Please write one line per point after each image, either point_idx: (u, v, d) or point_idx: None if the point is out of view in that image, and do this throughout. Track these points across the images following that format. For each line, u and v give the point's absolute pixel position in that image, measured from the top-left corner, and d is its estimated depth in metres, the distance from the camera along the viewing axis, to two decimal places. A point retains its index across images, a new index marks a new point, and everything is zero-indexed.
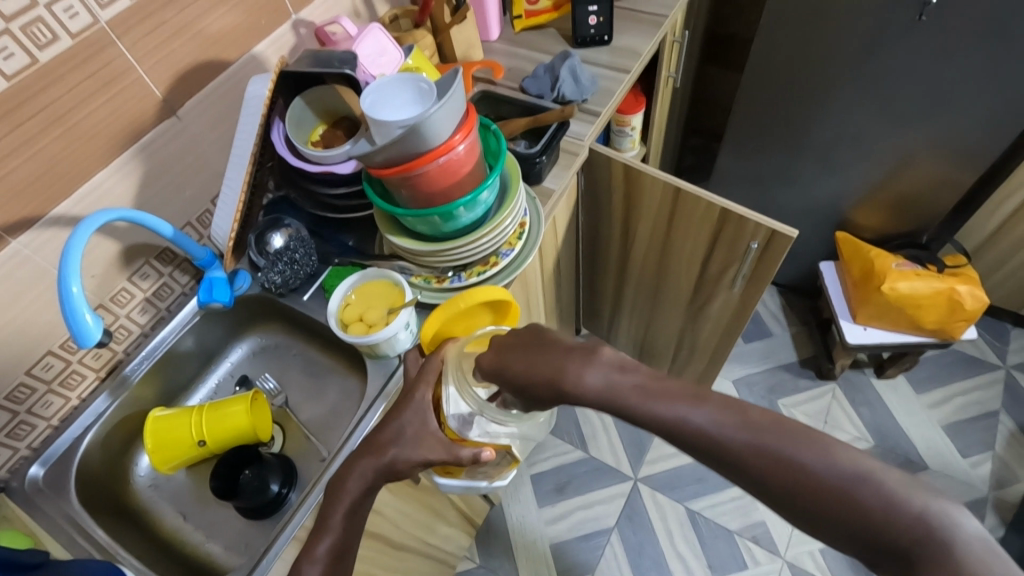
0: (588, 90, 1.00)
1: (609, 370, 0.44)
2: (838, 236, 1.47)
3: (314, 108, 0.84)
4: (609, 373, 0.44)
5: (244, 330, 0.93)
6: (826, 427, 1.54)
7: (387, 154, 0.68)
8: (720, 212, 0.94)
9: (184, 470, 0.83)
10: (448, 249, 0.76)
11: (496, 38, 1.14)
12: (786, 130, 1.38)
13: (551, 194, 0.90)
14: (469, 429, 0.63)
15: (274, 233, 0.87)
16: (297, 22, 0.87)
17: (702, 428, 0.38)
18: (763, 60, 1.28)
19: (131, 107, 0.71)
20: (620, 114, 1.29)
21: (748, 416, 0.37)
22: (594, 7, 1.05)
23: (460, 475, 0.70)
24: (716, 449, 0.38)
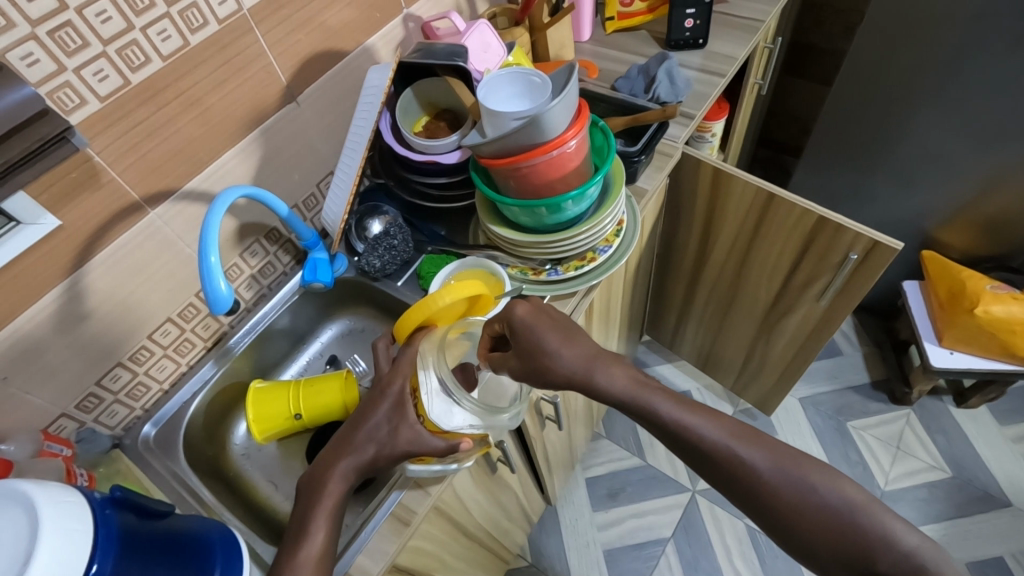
0: (683, 92, 0.99)
1: (627, 373, 0.65)
2: (924, 255, 1.41)
3: (420, 100, 0.87)
4: (626, 376, 0.65)
5: (335, 311, 0.96)
6: (898, 453, 1.48)
7: (500, 144, 0.69)
8: (817, 220, 0.92)
9: (276, 440, 0.87)
10: (549, 241, 0.77)
11: (586, 39, 1.14)
12: (875, 143, 1.33)
13: (645, 193, 0.90)
14: (446, 420, 0.64)
15: (373, 220, 0.90)
16: (408, 16, 0.91)
17: (721, 456, 0.59)
18: (857, 70, 1.25)
19: (258, 91, 0.74)
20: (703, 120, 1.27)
21: (766, 454, 0.59)
22: (691, 10, 1.04)
23: (429, 459, 0.66)
24: (740, 468, 0.59)
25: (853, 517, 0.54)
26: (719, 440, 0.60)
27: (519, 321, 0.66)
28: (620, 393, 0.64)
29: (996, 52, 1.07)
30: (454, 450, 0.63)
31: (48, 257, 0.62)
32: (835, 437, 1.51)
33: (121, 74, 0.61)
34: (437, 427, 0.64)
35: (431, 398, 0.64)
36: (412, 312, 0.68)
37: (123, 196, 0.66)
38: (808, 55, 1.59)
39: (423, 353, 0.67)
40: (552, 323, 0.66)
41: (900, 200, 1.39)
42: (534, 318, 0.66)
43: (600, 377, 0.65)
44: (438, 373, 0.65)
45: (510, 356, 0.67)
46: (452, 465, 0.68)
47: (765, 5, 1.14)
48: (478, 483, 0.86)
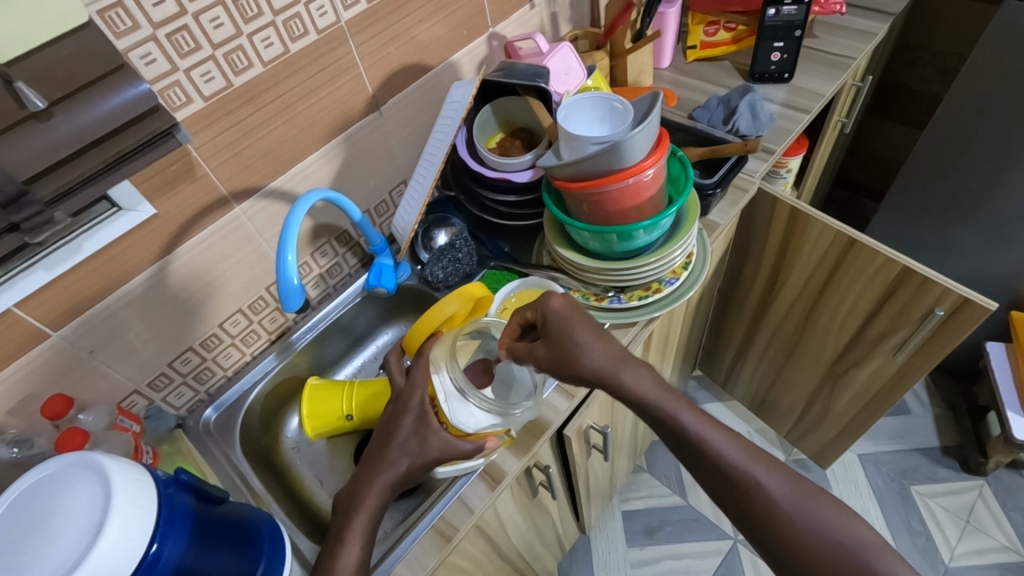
0: (764, 126, 0.96)
1: (656, 378, 0.61)
2: (1012, 317, 1.31)
3: (497, 117, 0.88)
4: (652, 380, 0.60)
5: (393, 317, 0.97)
6: (967, 527, 1.37)
7: (577, 168, 0.68)
8: (900, 270, 0.87)
9: (325, 438, 0.88)
10: (614, 267, 0.76)
11: (666, 66, 1.14)
12: (967, 197, 1.26)
13: (717, 227, 0.88)
14: (467, 421, 0.63)
15: (439, 231, 0.92)
16: (493, 35, 0.92)
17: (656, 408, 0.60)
18: (952, 117, 1.18)
19: (347, 100, 0.77)
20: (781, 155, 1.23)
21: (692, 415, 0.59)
22: (780, 43, 1.02)
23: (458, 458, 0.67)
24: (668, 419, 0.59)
25: (866, 561, 0.51)
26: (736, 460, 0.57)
27: (553, 315, 0.62)
28: (644, 395, 0.60)
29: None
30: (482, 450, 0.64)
31: (140, 242, 0.66)
32: (895, 502, 1.42)
33: (225, 76, 0.64)
34: (463, 432, 0.64)
35: (450, 404, 0.63)
36: (420, 325, 0.73)
37: (214, 190, 0.69)
38: (897, 96, 1.52)
39: (435, 360, 0.65)
40: (587, 322, 0.62)
41: (988, 256, 1.30)
42: (568, 312, 0.62)
43: (629, 378, 0.60)
44: (453, 380, 0.64)
45: (536, 346, 0.62)
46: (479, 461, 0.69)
47: (859, 41, 1.10)
48: (519, 504, 0.84)
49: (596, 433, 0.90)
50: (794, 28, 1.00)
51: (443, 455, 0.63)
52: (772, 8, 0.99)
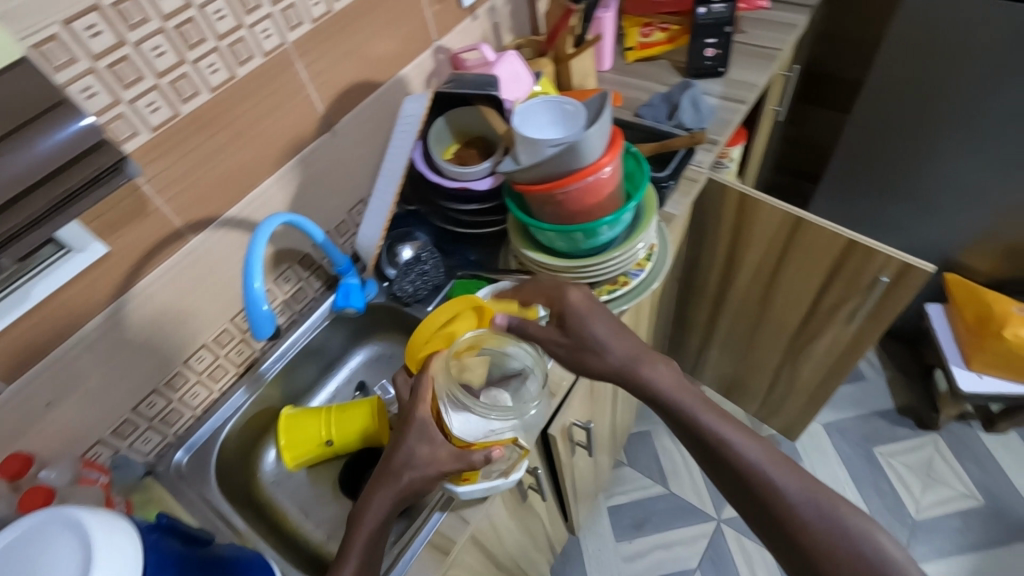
0: (706, 119, 1.01)
1: (675, 376, 0.66)
2: (946, 278, 1.40)
3: (451, 129, 0.89)
4: (672, 377, 0.66)
5: (365, 336, 0.96)
6: (929, 481, 1.46)
7: (537, 171, 0.70)
8: (845, 244, 0.92)
9: (306, 468, 0.86)
10: (581, 265, 0.77)
11: (607, 69, 1.17)
12: (894, 172, 1.35)
13: (673, 218, 0.91)
14: (472, 433, 0.60)
15: (404, 245, 0.90)
16: (438, 48, 0.93)
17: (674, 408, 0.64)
18: (875, 98, 1.26)
19: (299, 122, 0.76)
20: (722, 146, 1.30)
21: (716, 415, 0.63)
22: (713, 39, 1.07)
23: (473, 474, 0.65)
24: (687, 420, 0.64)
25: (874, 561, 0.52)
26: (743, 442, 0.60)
27: (573, 309, 0.69)
28: (665, 391, 0.65)
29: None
30: (488, 461, 0.61)
31: (93, 283, 0.63)
32: (862, 465, 1.49)
33: (171, 105, 0.62)
34: (468, 444, 0.61)
35: (455, 418, 0.61)
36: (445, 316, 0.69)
37: (168, 224, 0.67)
38: (823, 84, 1.62)
39: (436, 376, 0.62)
40: (604, 316, 0.69)
41: (919, 224, 1.40)
42: (587, 307, 0.69)
43: (646, 374, 0.66)
44: (455, 400, 0.61)
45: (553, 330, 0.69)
46: (501, 479, 0.66)
47: (784, 34, 1.17)
48: (511, 510, 0.84)
49: (579, 431, 0.90)
50: (725, 24, 1.05)
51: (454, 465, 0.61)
52: (702, 7, 1.05)
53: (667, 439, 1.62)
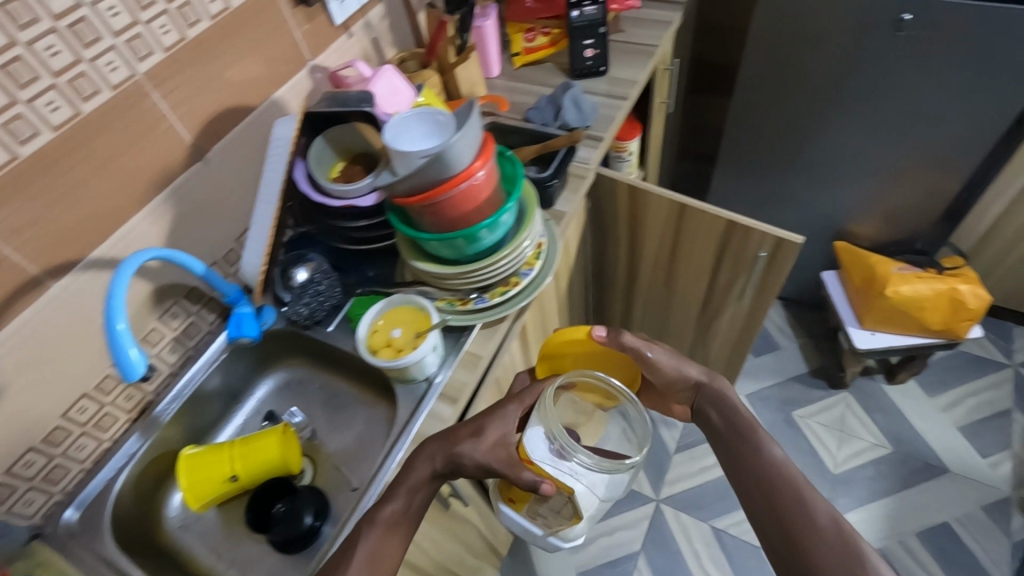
0: (590, 117, 1.05)
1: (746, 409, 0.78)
2: (837, 247, 1.50)
3: (333, 147, 0.89)
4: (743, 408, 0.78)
5: (269, 365, 0.94)
6: (843, 436, 1.56)
7: (411, 182, 0.71)
8: (726, 224, 0.98)
9: (215, 507, 0.83)
10: (469, 270, 0.78)
11: (496, 75, 1.20)
12: (779, 151, 1.44)
13: (563, 215, 0.94)
14: (544, 458, 0.70)
15: (297, 268, 0.89)
16: (313, 67, 0.92)
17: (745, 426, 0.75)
18: (751, 84, 1.35)
19: (164, 153, 0.74)
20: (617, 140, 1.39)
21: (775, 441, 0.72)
22: (590, 40, 1.11)
23: (520, 504, 0.77)
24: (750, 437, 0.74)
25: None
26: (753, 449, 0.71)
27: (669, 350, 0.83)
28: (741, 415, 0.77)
29: (879, 54, 1.18)
30: (534, 488, 0.68)
31: None
32: (783, 429, 1.58)
33: (8, 148, 0.60)
34: (530, 460, 0.71)
35: (539, 440, 0.72)
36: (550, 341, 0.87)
37: (22, 272, 0.64)
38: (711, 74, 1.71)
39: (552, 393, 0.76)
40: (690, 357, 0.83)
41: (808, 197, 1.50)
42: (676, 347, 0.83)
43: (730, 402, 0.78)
44: (548, 428, 0.71)
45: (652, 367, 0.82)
46: (537, 528, 0.77)
47: (659, 30, 1.23)
48: (431, 520, 0.84)
49: None
50: (598, 25, 1.10)
51: (502, 459, 0.69)
52: (575, 10, 1.09)
53: None
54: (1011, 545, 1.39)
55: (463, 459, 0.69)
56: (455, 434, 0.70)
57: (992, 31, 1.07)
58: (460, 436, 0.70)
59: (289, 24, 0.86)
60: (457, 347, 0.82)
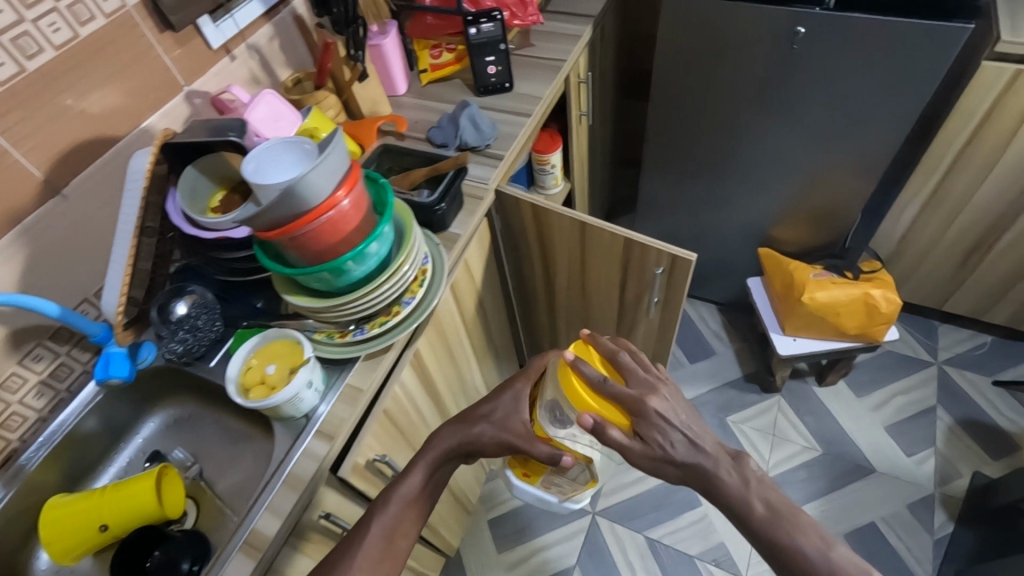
0: (489, 136, 1.04)
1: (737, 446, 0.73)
2: (761, 254, 1.52)
3: (209, 175, 0.85)
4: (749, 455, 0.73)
5: (155, 403, 0.91)
6: (775, 440, 1.57)
7: (269, 217, 0.68)
8: (624, 242, 0.98)
9: (89, 558, 0.80)
10: (340, 303, 0.76)
11: (403, 92, 1.18)
12: (701, 161, 1.45)
13: (457, 239, 0.93)
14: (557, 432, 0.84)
15: (177, 301, 0.85)
16: (191, 92, 0.89)
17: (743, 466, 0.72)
18: (665, 95, 1.35)
19: (10, 191, 0.71)
20: (539, 153, 1.42)
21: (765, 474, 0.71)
22: (491, 57, 1.10)
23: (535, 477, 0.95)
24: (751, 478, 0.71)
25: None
26: (741, 491, 0.70)
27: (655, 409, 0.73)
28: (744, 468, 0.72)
29: (782, 66, 1.19)
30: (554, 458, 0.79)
31: None
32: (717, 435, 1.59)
33: None
34: (546, 434, 0.83)
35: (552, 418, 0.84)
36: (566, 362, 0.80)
37: None
38: None
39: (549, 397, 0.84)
40: (685, 421, 0.73)
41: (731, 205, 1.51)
42: (671, 408, 0.73)
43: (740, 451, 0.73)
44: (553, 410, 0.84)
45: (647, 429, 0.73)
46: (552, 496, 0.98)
47: (567, 44, 1.23)
48: None
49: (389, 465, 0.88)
50: (498, 42, 1.08)
51: (522, 433, 0.82)
52: (472, 27, 1.07)
53: None
54: (935, 542, 1.41)
55: (478, 438, 0.83)
56: (473, 416, 0.85)
57: (885, 42, 1.08)
58: (478, 420, 0.84)
59: (156, 49, 0.83)
60: (338, 380, 0.79)
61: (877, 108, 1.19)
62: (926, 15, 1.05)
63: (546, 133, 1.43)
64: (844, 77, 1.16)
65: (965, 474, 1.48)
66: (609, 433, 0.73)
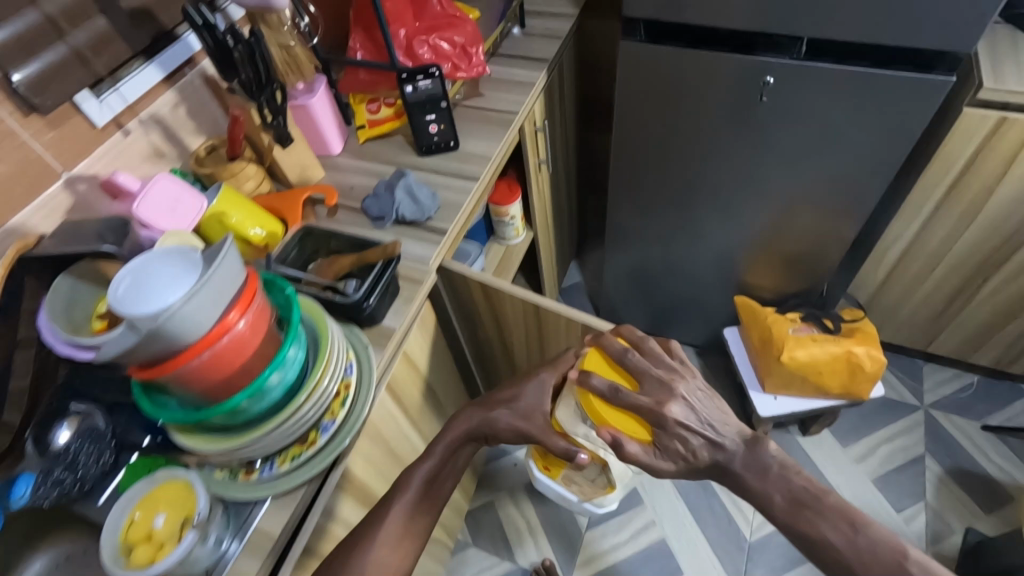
0: (430, 209, 0.93)
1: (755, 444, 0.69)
2: (737, 302, 1.43)
3: (89, 280, 0.71)
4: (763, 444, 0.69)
5: (41, 539, 0.78)
6: None
7: (139, 356, 0.56)
8: (583, 328, 0.88)
9: None
10: (238, 445, 0.64)
11: (338, 150, 1.06)
12: (670, 209, 1.35)
13: (391, 334, 0.81)
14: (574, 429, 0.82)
15: (59, 427, 0.72)
16: (72, 179, 0.76)
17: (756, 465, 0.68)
18: (627, 143, 1.24)
19: None
20: (497, 206, 1.32)
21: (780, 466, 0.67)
22: (432, 115, 0.99)
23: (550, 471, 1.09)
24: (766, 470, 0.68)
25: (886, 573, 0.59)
26: (754, 484, 0.67)
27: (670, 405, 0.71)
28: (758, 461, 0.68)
29: (749, 117, 1.09)
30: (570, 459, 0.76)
31: None
32: (697, 494, 1.49)
33: None
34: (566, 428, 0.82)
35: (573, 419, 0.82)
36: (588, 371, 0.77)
37: None
38: None
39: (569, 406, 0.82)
40: (708, 415, 0.71)
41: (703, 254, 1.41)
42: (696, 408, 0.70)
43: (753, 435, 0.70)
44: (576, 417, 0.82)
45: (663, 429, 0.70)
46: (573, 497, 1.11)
47: (519, 94, 1.12)
48: None
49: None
50: (439, 100, 0.97)
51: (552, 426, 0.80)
52: (407, 85, 0.95)
53: (512, 507, 1.53)
54: None
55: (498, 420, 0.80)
56: (492, 401, 0.82)
57: (857, 94, 0.99)
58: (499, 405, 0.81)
59: (22, 136, 0.71)
60: (242, 529, 0.67)
61: (854, 159, 1.10)
62: (901, 69, 0.95)
63: (504, 183, 1.32)
64: (817, 128, 1.06)
65: (958, 532, 1.40)
66: (626, 449, 0.71)
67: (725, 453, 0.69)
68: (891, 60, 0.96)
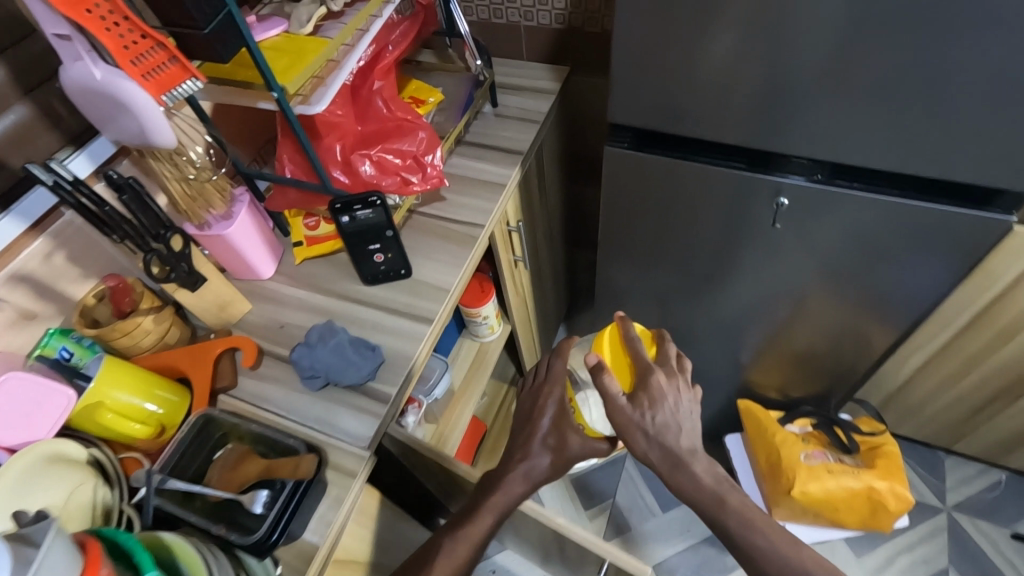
0: (368, 371, 0.76)
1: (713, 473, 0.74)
2: (740, 405, 1.26)
3: None
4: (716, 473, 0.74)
5: None
6: None
7: None
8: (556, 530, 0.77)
9: None
10: None
11: (271, 272, 0.89)
12: (664, 308, 1.18)
13: (313, 555, 0.65)
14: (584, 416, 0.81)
15: None
16: None
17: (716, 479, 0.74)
18: (615, 242, 1.07)
19: None
20: (468, 307, 1.15)
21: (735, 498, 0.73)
22: (376, 245, 0.82)
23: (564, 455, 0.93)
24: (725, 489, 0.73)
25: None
26: (711, 487, 0.73)
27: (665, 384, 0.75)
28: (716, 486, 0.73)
29: (758, 234, 0.92)
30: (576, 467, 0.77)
31: None
32: None
33: None
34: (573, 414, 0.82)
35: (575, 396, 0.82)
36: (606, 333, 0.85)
37: None
38: None
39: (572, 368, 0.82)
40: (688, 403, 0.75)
41: (702, 355, 1.24)
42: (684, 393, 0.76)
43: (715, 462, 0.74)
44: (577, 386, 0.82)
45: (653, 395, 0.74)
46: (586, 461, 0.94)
47: (485, 199, 0.95)
48: None
49: None
50: (385, 228, 0.80)
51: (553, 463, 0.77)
52: (343, 215, 0.79)
53: None
54: None
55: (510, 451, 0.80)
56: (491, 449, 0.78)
57: (890, 221, 0.82)
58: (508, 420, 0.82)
59: None
60: None
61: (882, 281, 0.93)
62: (944, 200, 0.79)
63: (475, 282, 1.15)
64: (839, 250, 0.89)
65: None
66: (607, 381, 0.73)
67: (685, 449, 0.73)
68: (936, 189, 0.79)
